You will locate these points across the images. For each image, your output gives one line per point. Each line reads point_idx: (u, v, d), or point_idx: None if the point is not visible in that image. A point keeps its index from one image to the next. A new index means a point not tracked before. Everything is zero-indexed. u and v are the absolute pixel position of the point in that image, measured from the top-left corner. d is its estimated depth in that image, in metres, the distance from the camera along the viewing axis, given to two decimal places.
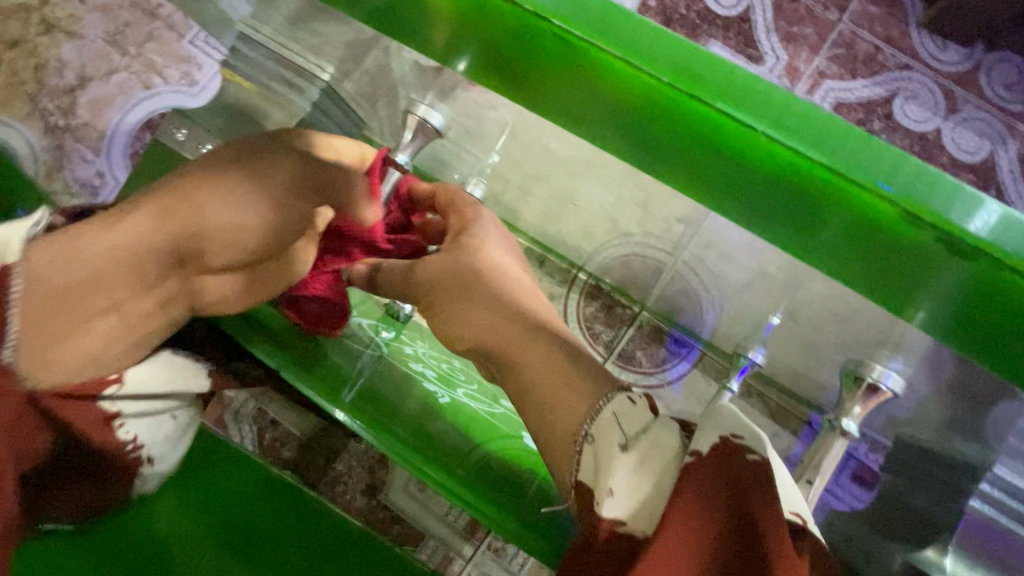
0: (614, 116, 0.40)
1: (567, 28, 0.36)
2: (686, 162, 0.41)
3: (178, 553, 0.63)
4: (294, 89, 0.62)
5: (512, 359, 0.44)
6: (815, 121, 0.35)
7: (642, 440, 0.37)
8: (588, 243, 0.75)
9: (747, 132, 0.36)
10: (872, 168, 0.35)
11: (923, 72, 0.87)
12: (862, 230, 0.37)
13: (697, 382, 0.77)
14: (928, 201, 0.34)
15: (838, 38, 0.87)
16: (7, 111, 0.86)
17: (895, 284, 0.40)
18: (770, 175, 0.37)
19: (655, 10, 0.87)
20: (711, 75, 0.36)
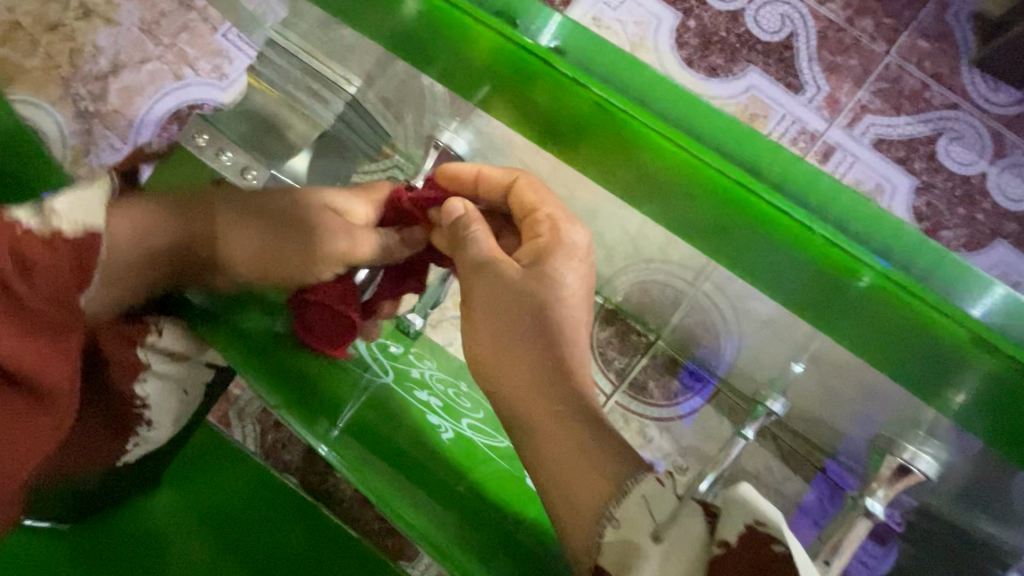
0: (647, 178, 0.38)
1: (605, 96, 0.35)
2: (714, 235, 0.38)
3: (172, 543, 0.61)
4: (317, 99, 0.61)
5: (532, 428, 0.45)
6: (848, 208, 0.34)
7: (671, 528, 0.37)
8: (606, 267, 0.72)
9: (779, 215, 0.34)
10: (896, 259, 0.34)
11: (972, 112, 0.83)
12: (888, 325, 0.35)
13: (709, 418, 0.76)
14: (952, 295, 0.33)
15: (883, 72, 0.84)
16: (40, 94, 0.87)
17: (920, 377, 0.38)
18: (801, 260, 0.35)
19: (694, 32, 0.85)
20: (752, 160, 0.35)
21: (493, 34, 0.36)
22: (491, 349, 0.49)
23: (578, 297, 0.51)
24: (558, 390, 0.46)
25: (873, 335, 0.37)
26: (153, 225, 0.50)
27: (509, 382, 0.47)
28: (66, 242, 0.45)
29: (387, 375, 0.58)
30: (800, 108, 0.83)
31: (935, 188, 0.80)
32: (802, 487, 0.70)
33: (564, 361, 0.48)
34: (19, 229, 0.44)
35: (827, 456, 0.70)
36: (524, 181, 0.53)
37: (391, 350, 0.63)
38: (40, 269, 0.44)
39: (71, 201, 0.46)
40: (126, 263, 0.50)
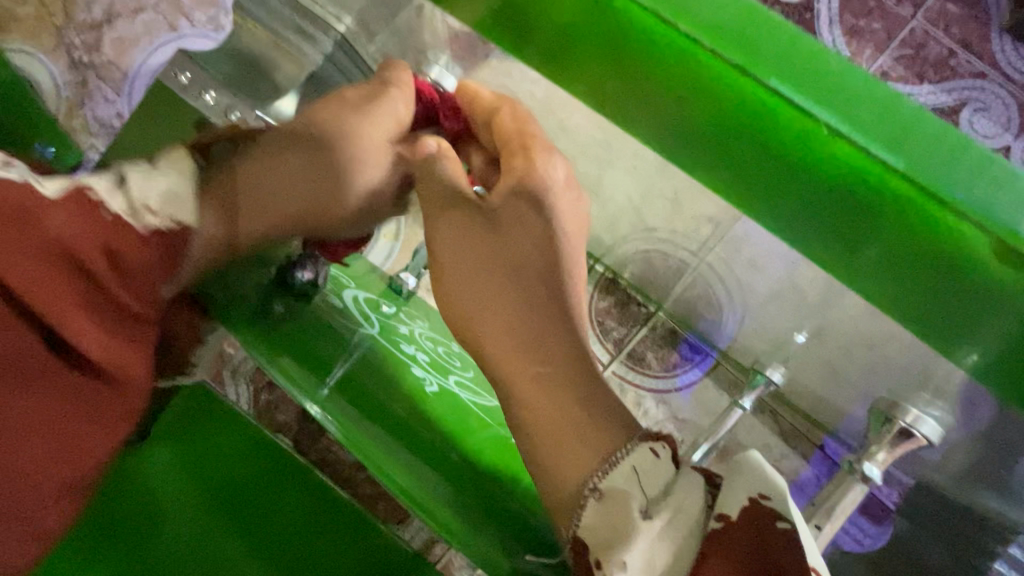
0: (655, 91, 0.36)
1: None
2: (729, 159, 0.36)
3: (169, 511, 0.60)
4: (307, 39, 0.59)
5: (518, 386, 0.43)
6: (888, 110, 0.32)
7: (663, 504, 0.35)
8: (607, 234, 0.69)
9: (801, 117, 0.32)
10: (936, 166, 0.31)
11: (999, 83, 0.79)
12: (914, 248, 0.33)
13: (707, 391, 0.74)
14: (995, 211, 0.31)
15: (907, 37, 0.80)
16: (34, 43, 0.85)
17: (941, 318, 0.36)
18: (824, 177, 0.33)
19: None
20: (772, 57, 0.32)
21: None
22: (471, 296, 0.47)
23: (565, 242, 0.48)
24: (547, 342, 0.44)
25: (896, 265, 0.35)
26: (229, 213, 0.46)
27: (496, 334, 0.45)
28: (157, 236, 0.41)
29: (373, 327, 0.58)
30: None
31: None
32: (799, 463, 0.68)
33: (553, 313, 0.45)
34: (109, 217, 0.39)
35: (826, 433, 0.68)
36: (507, 112, 0.48)
37: (383, 310, 0.62)
38: (131, 261, 0.40)
39: (161, 194, 0.42)
40: (213, 247, 0.46)
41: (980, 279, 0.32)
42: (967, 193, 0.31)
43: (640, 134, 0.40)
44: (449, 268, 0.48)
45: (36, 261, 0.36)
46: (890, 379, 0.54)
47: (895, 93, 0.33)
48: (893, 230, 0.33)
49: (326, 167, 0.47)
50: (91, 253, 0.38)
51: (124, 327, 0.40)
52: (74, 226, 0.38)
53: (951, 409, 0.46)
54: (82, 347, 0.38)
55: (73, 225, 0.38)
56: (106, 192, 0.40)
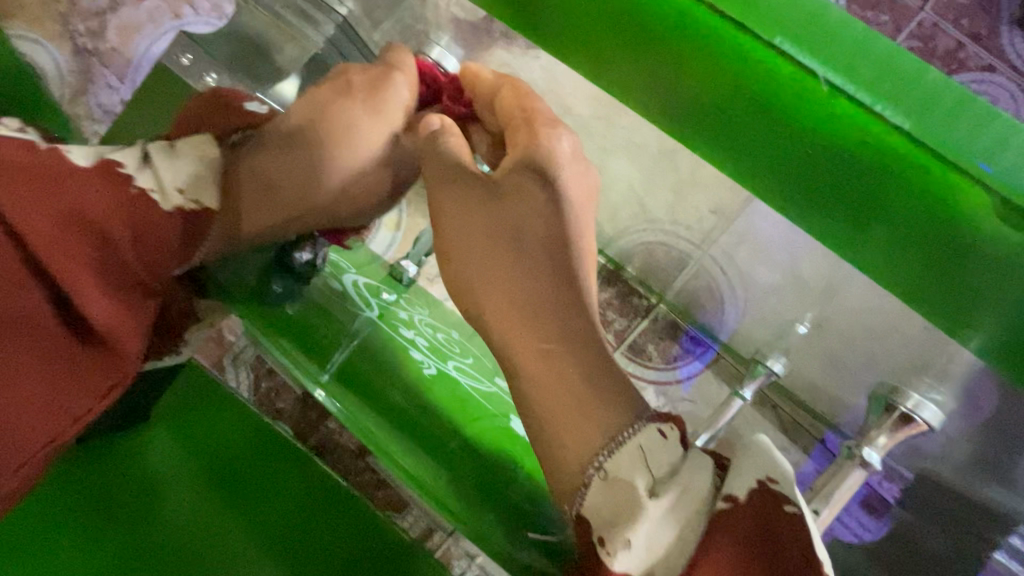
0: (653, 54, 0.36)
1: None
2: (729, 126, 0.36)
3: (164, 494, 0.60)
4: (309, 23, 0.58)
5: (523, 364, 0.43)
6: (895, 69, 0.31)
7: (670, 484, 0.35)
8: (609, 226, 0.68)
9: (803, 77, 0.31)
10: (945, 128, 0.30)
11: (1008, 76, 0.78)
12: (918, 216, 0.32)
13: (708, 383, 0.74)
14: (1006, 176, 0.30)
15: (916, 29, 0.79)
16: (38, 30, 0.85)
17: (952, 292, 0.35)
18: (826, 139, 0.32)
19: None
20: (774, 15, 0.32)
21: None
22: (475, 277, 0.47)
23: (575, 218, 0.47)
24: (552, 317, 0.43)
25: (900, 235, 0.34)
26: (252, 202, 0.49)
27: (499, 312, 0.45)
28: (184, 215, 0.45)
29: (372, 310, 0.57)
30: None
31: None
32: (800, 458, 0.66)
33: (560, 288, 0.45)
34: (137, 191, 0.43)
35: (827, 426, 0.67)
36: (508, 88, 0.47)
37: (383, 296, 0.61)
38: (151, 236, 0.43)
39: (189, 181, 0.45)
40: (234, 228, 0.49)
41: (993, 247, 0.31)
42: (976, 155, 0.30)
43: (642, 102, 0.39)
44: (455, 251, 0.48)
45: (49, 222, 0.39)
46: (891, 364, 0.54)
47: (907, 56, 0.32)
48: (903, 194, 0.32)
49: (324, 152, 0.49)
50: (104, 221, 0.41)
51: (129, 293, 0.42)
52: (92, 198, 0.40)
53: (953, 394, 0.47)
54: (87, 308, 0.40)
55: (99, 197, 0.41)
56: (135, 169, 0.43)
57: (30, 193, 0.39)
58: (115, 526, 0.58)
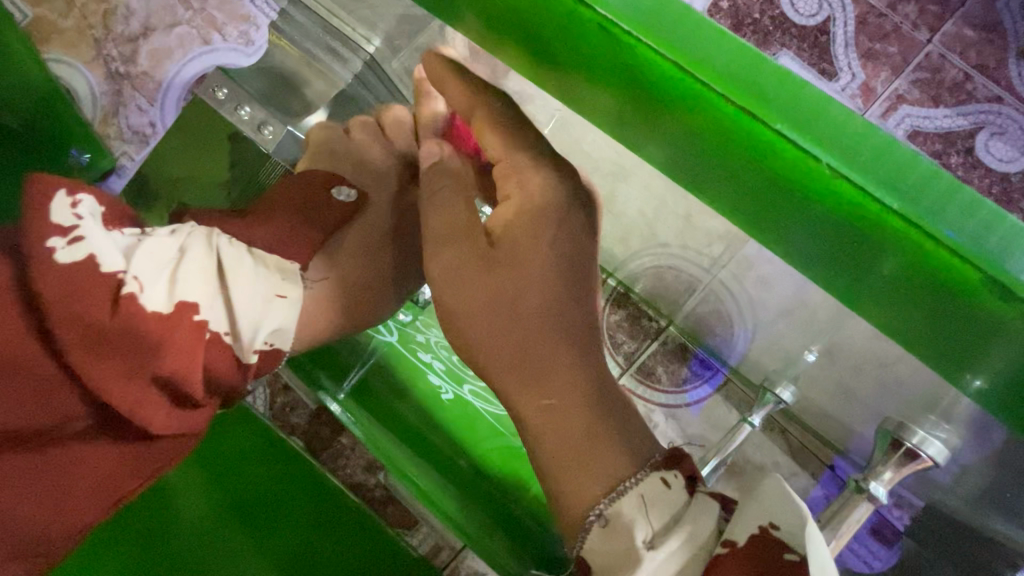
0: (652, 120, 0.34)
1: (609, 17, 0.32)
2: (733, 188, 0.35)
3: (182, 510, 0.62)
4: (336, 58, 0.59)
5: (530, 414, 0.42)
6: (887, 153, 0.30)
7: (667, 537, 0.36)
8: (620, 249, 0.70)
9: (799, 157, 0.30)
10: (938, 210, 0.30)
11: (1015, 107, 0.79)
12: (920, 288, 0.32)
13: (717, 407, 0.75)
14: (1002, 257, 0.29)
15: (924, 61, 0.81)
16: (74, 54, 0.89)
17: (947, 345, 0.35)
18: (825, 214, 0.31)
19: (727, 12, 0.82)
20: (770, 94, 0.31)
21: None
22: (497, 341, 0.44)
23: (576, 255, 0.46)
24: (562, 359, 0.43)
25: (902, 298, 0.33)
26: (331, 297, 0.51)
27: (502, 358, 0.43)
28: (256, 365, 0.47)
29: (391, 335, 0.59)
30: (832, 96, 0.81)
31: (970, 184, 0.77)
32: (809, 484, 0.68)
33: (564, 331, 0.43)
34: (210, 336, 0.43)
35: (836, 453, 0.67)
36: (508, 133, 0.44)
37: (399, 318, 0.62)
38: (215, 380, 0.44)
39: (268, 331, 0.47)
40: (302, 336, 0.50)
41: (985, 318, 0.31)
42: (971, 239, 0.29)
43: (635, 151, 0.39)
44: (478, 322, 0.44)
45: (131, 382, 0.39)
46: (897, 398, 0.53)
47: (906, 144, 0.31)
48: (898, 270, 0.31)
49: (376, 249, 0.54)
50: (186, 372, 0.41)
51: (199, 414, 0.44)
52: (176, 353, 0.40)
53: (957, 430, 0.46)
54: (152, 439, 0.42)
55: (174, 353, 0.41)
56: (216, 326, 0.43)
57: (116, 358, 0.38)
58: (129, 541, 0.60)
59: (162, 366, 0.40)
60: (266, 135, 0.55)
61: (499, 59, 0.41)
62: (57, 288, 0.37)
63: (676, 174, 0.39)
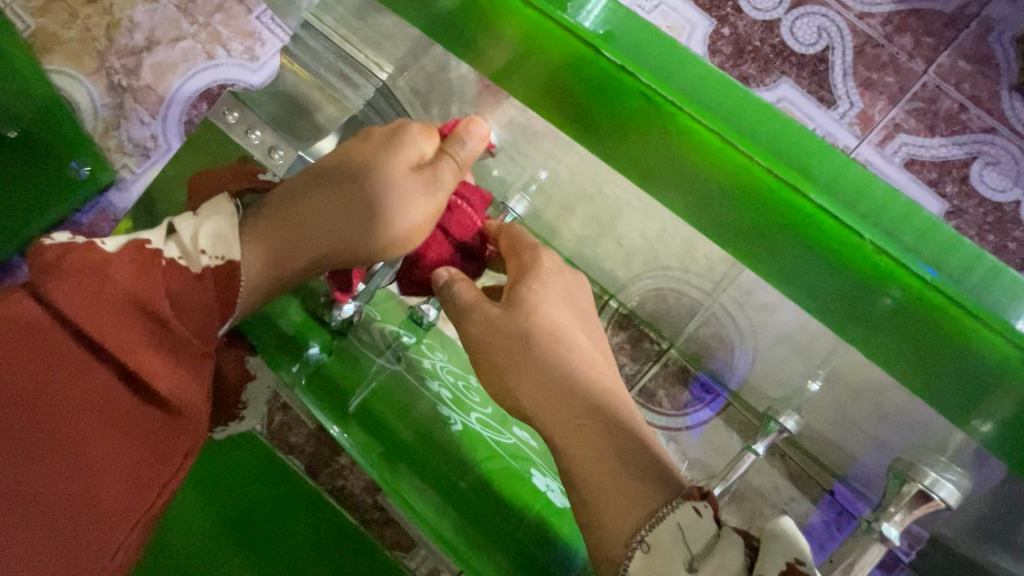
0: (669, 159, 0.38)
1: (641, 77, 0.36)
2: (740, 225, 0.38)
3: (178, 534, 0.60)
4: (348, 83, 0.59)
5: (564, 428, 0.46)
6: (874, 194, 0.34)
7: (707, 561, 0.36)
8: (622, 271, 0.71)
9: (799, 197, 0.34)
10: (939, 264, 0.33)
11: (1009, 138, 0.81)
12: (917, 323, 0.34)
13: (718, 431, 0.75)
14: (999, 308, 0.32)
15: (919, 91, 0.82)
16: (76, 65, 0.88)
17: (955, 395, 0.37)
18: (826, 251, 0.35)
19: (728, 39, 0.84)
20: (772, 142, 0.35)
21: (548, 19, 0.37)
22: (523, 366, 0.49)
23: (576, 309, 0.54)
24: (581, 389, 0.48)
25: (901, 335, 0.36)
26: (276, 259, 0.47)
27: (532, 385, 0.48)
28: (211, 274, 0.44)
29: (398, 363, 0.59)
30: (831, 123, 0.82)
31: (966, 213, 0.79)
32: (809, 509, 0.67)
33: (568, 361, 0.49)
34: (164, 261, 0.43)
35: (836, 478, 0.68)
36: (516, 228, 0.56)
37: (404, 339, 0.62)
38: (188, 301, 0.43)
39: (209, 233, 0.45)
40: (258, 288, 0.47)
41: (989, 365, 0.33)
42: (964, 286, 0.33)
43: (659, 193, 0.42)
44: (498, 334, 0.50)
45: (110, 315, 0.40)
46: (904, 431, 0.53)
47: (893, 189, 0.35)
48: (901, 306, 0.34)
49: (357, 216, 0.48)
50: (154, 299, 0.41)
51: (187, 359, 0.43)
52: (133, 275, 0.41)
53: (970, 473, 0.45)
54: (155, 380, 0.41)
55: (135, 275, 0.41)
56: (162, 243, 0.43)
57: (76, 286, 0.39)
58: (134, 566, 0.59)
59: (111, 283, 0.40)
60: (275, 159, 0.54)
61: (521, 97, 0.44)
62: (62, 283, 0.39)
63: (693, 218, 0.42)
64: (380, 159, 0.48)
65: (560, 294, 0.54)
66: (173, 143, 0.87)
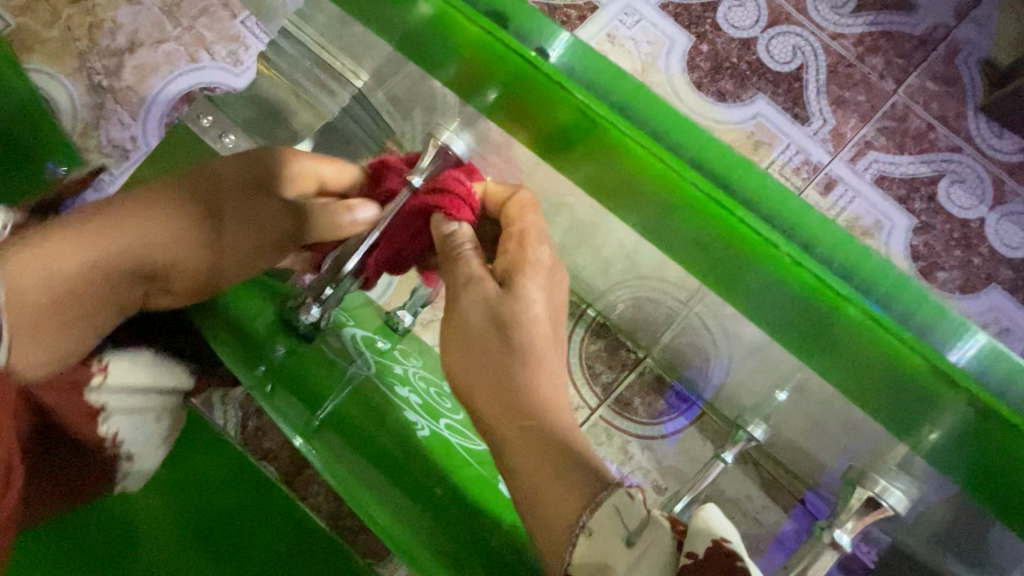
0: (618, 176, 0.39)
1: (586, 100, 0.37)
2: (692, 246, 0.39)
3: (144, 534, 0.61)
4: (327, 92, 0.59)
5: (512, 442, 0.46)
6: (807, 220, 0.36)
7: (643, 536, 0.38)
8: (600, 279, 0.72)
9: (737, 220, 0.35)
10: (863, 286, 0.35)
11: (975, 157, 0.83)
12: (857, 349, 0.36)
13: (692, 440, 0.76)
14: (917, 331, 0.34)
15: (890, 110, 0.85)
16: (56, 64, 0.88)
17: (892, 408, 0.39)
18: (769, 273, 0.36)
19: (706, 55, 0.86)
20: (710, 166, 0.36)
21: (505, 48, 0.38)
22: (475, 371, 0.49)
23: (555, 297, 0.52)
24: (528, 396, 0.47)
25: (846, 356, 0.37)
26: (71, 270, 0.48)
27: (486, 391, 0.48)
28: None
29: (370, 369, 0.58)
30: (804, 139, 0.84)
31: (934, 228, 0.81)
32: (781, 517, 0.69)
33: (525, 360, 0.48)
34: None
35: (806, 488, 0.69)
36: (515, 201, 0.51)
37: (379, 346, 0.63)
38: None
39: None
40: (53, 300, 0.47)
41: (922, 388, 0.35)
42: (893, 313, 0.34)
43: (619, 211, 0.43)
44: (464, 337, 0.50)
45: None
46: (858, 448, 0.54)
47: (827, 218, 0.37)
48: (841, 330, 0.35)
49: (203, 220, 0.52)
50: None
51: None
52: None
53: (916, 482, 0.46)
54: None
55: None
56: None
57: None
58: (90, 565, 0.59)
59: None
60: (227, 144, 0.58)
61: (485, 114, 0.45)
62: None
63: (651, 234, 0.43)
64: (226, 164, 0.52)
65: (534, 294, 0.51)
66: (153, 144, 0.86)
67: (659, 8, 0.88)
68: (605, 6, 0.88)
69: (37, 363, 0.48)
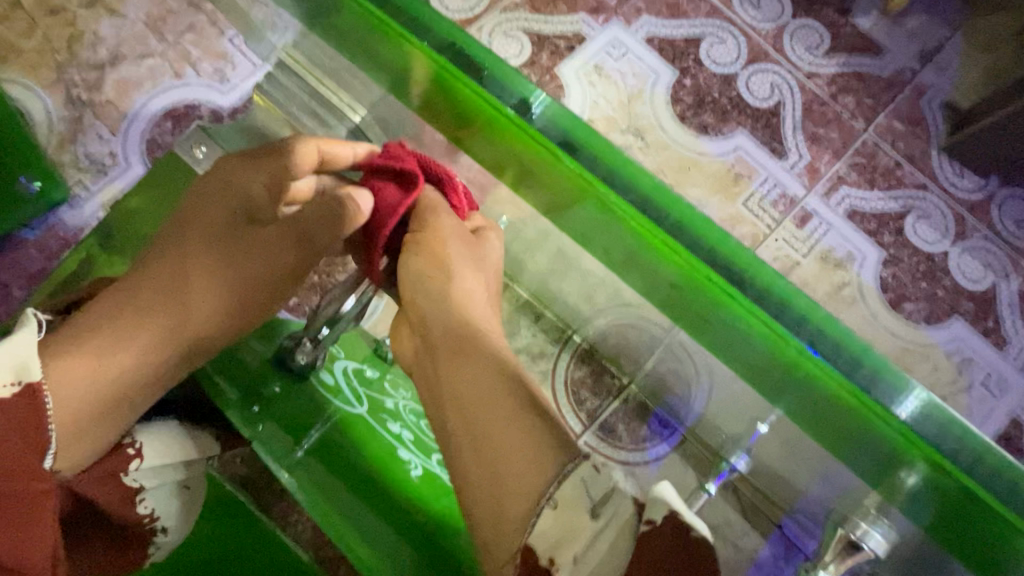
0: (601, 226, 0.41)
1: (564, 158, 0.39)
2: (669, 293, 0.42)
3: None
4: (321, 123, 0.59)
5: (486, 425, 0.47)
6: (771, 278, 0.38)
7: (605, 505, 0.42)
8: (586, 306, 0.74)
9: (706, 277, 0.38)
10: (817, 342, 0.37)
11: (938, 194, 0.88)
12: (823, 403, 0.38)
13: (675, 465, 0.77)
14: (864, 386, 0.36)
15: (860, 148, 0.89)
16: (32, 76, 0.85)
17: (863, 458, 0.40)
18: (739, 323, 0.38)
19: (689, 90, 0.89)
20: (681, 225, 0.39)
21: (487, 105, 0.40)
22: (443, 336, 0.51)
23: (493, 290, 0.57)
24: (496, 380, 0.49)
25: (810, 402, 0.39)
26: (106, 372, 0.48)
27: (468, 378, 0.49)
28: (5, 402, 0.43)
29: (361, 405, 0.58)
30: (782, 173, 0.88)
31: (901, 261, 0.85)
32: (759, 542, 0.70)
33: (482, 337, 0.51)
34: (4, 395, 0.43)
35: (785, 513, 0.71)
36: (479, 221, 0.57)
37: (367, 374, 0.63)
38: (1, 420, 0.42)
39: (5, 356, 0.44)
40: (88, 410, 0.47)
41: (884, 442, 0.37)
42: (851, 369, 0.37)
43: (604, 256, 0.45)
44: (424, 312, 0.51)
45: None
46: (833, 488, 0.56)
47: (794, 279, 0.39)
48: (801, 377, 0.38)
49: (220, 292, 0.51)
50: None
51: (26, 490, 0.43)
52: None
53: (891, 525, 0.47)
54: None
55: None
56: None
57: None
58: None
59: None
60: None
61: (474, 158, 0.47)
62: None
63: (631, 279, 0.45)
64: (204, 210, 0.52)
65: (476, 274, 0.54)
66: (133, 161, 0.84)
67: (644, 42, 0.91)
68: (592, 38, 0.90)
69: (80, 461, 0.48)
